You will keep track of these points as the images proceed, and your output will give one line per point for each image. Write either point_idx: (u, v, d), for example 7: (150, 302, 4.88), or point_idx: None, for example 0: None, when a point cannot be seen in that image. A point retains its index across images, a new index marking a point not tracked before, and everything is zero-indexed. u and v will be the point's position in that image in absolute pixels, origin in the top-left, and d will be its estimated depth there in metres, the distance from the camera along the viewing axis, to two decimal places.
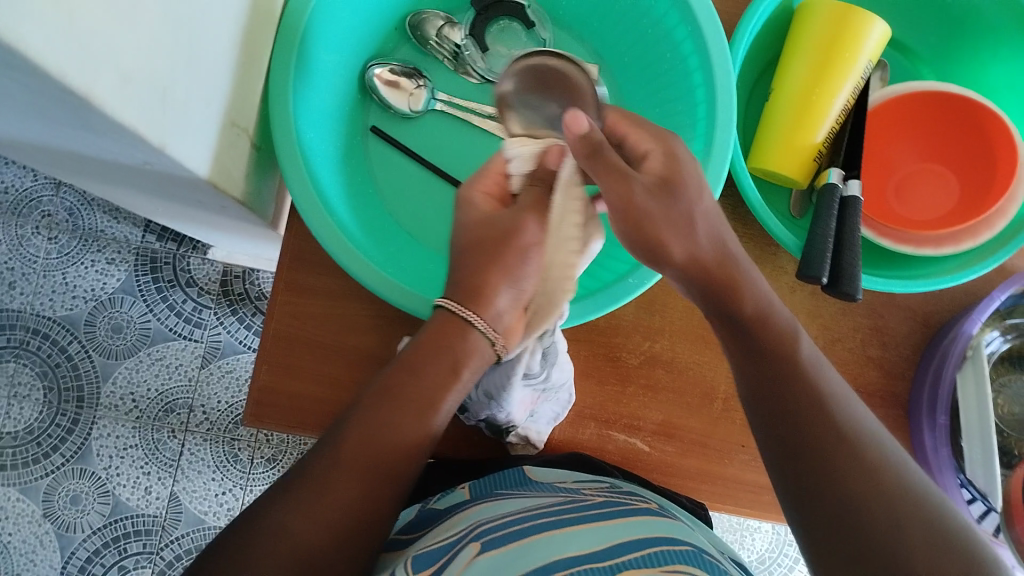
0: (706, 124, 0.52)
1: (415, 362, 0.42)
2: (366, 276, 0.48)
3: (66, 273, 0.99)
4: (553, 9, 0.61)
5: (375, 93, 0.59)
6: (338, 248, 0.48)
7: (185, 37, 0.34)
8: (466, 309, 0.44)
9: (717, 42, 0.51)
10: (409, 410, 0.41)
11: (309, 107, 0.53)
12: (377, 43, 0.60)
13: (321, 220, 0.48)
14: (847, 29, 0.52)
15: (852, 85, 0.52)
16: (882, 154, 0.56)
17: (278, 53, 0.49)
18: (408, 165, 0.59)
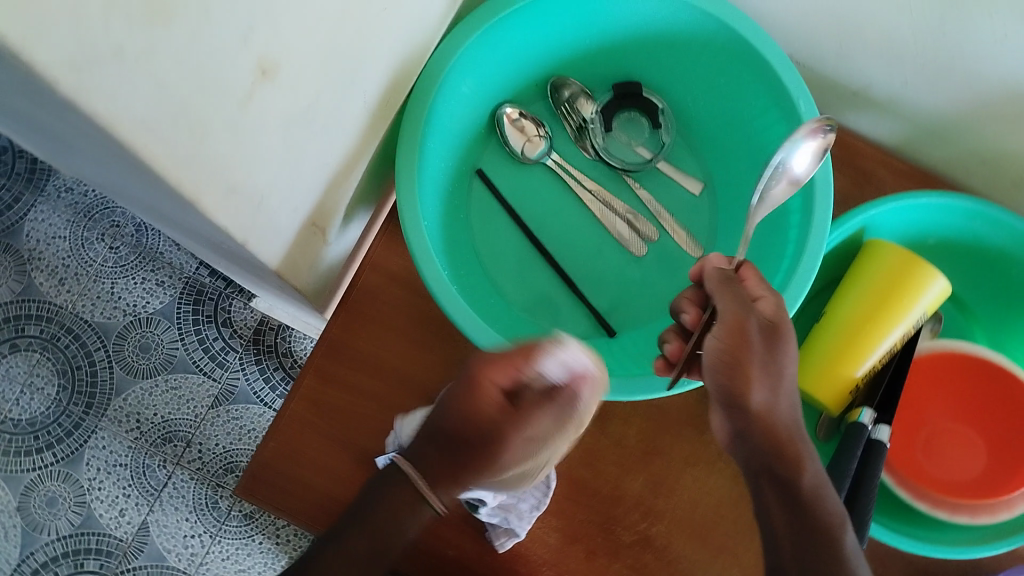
0: (789, 263, 0.50)
1: (375, 506, 0.46)
2: (437, 289, 0.47)
3: (115, 284, 1.03)
4: (683, 116, 0.60)
5: (499, 129, 0.59)
6: (433, 275, 0.47)
7: (301, 159, 0.37)
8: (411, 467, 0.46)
9: (824, 198, 0.49)
10: (370, 541, 0.46)
11: (437, 120, 0.52)
12: (515, 91, 0.60)
13: (416, 226, 0.47)
14: (907, 278, 0.53)
15: (901, 331, 0.53)
16: (929, 395, 0.55)
17: (420, 91, 0.49)
18: (513, 225, 0.58)
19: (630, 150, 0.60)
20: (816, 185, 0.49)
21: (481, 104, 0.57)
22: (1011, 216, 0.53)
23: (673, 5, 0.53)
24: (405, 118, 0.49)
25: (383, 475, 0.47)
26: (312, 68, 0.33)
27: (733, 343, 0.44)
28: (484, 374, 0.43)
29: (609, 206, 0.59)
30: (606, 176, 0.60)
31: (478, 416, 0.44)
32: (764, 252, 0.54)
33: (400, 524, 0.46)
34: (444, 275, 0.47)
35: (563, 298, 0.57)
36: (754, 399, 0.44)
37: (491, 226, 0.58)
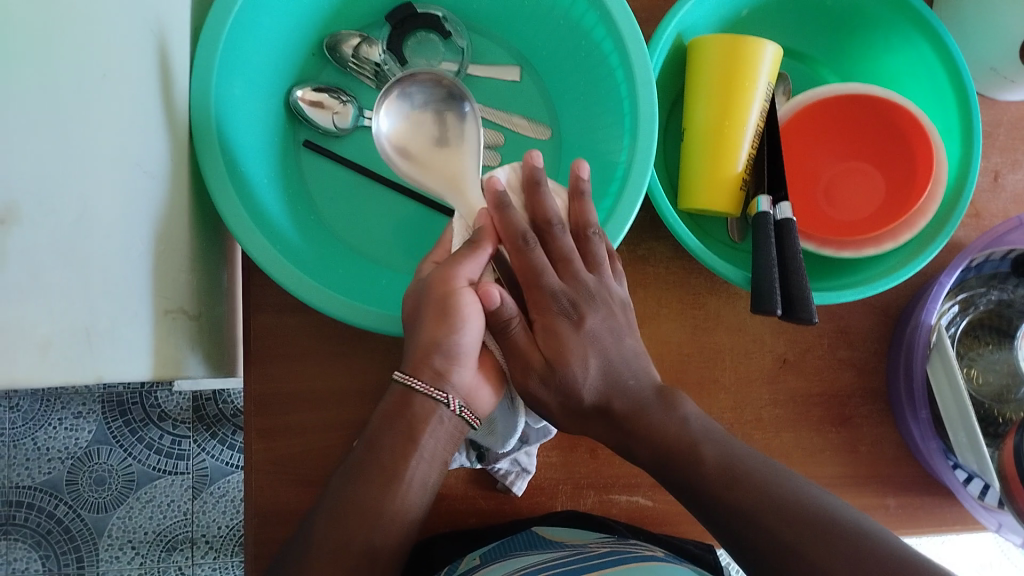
0: (630, 105, 0.49)
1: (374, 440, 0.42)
2: (325, 305, 0.45)
3: (35, 438, 0.97)
4: (468, 15, 0.57)
5: (302, 117, 0.54)
6: (308, 291, 0.45)
7: (98, 272, 0.34)
8: (419, 381, 0.43)
9: (630, 28, 0.48)
10: (377, 481, 0.41)
11: (235, 143, 0.48)
12: (297, 71, 0.55)
13: (272, 260, 0.44)
14: (740, 60, 0.52)
15: (758, 107, 0.53)
16: (849, 131, 0.56)
17: (201, 128, 0.45)
18: (364, 196, 0.55)
19: (434, 72, 0.56)
20: (618, 20, 0.48)
21: (271, 103, 0.53)
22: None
23: None
24: (201, 162, 0.45)
25: (393, 412, 0.42)
26: (38, 185, 0.31)
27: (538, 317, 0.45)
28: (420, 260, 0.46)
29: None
30: None
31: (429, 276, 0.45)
32: (603, 103, 0.53)
33: (408, 453, 0.41)
34: (326, 291, 0.45)
35: None
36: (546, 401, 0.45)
37: (345, 212, 0.55)
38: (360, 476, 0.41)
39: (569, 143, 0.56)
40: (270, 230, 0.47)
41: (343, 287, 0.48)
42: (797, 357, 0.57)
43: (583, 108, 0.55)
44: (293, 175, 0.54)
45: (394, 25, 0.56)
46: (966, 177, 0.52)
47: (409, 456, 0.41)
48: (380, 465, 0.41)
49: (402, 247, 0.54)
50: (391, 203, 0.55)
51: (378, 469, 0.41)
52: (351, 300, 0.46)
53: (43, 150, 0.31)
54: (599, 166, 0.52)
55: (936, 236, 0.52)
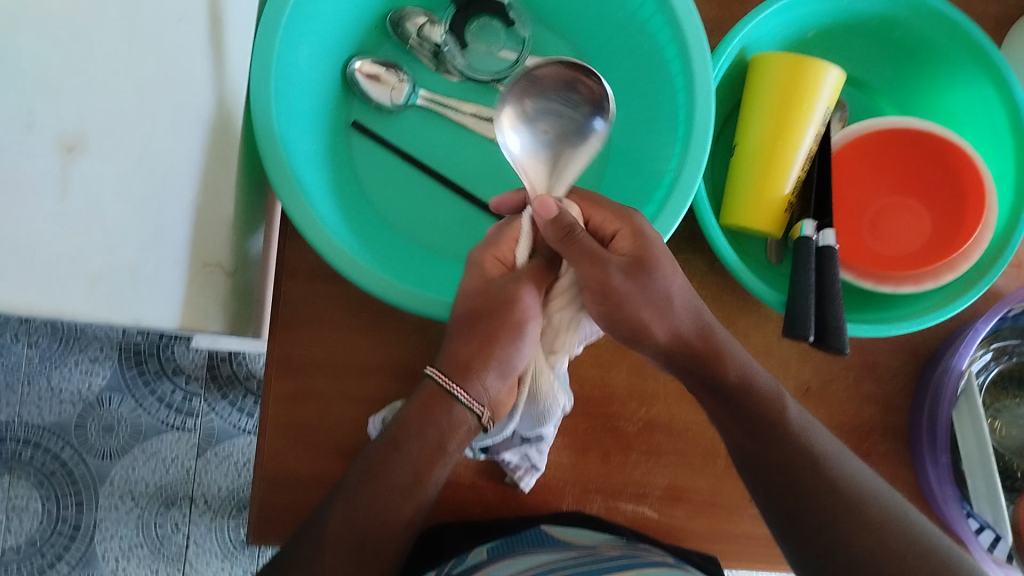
0: (685, 112, 0.49)
1: (400, 437, 0.43)
2: (359, 279, 0.45)
3: (50, 377, 0.98)
4: (532, 5, 0.57)
5: (356, 88, 0.54)
6: (344, 262, 0.45)
7: (149, 217, 0.34)
8: (450, 381, 0.45)
9: (696, 35, 0.48)
10: (396, 489, 0.43)
11: (289, 106, 0.48)
12: (357, 44, 0.55)
13: (314, 226, 0.44)
14: (801, 82, 0.52)
15: (813, 132, 0.53)
16: (912, 169, 0.55)
17: (259, 87, 0.45)
18: (406, 172, 0.54)
19: (493, 59, 0.56)
20: (686, 28, 0.48)
21: (328, 71, 0.53)
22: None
23: None
24: (255, 120, 0.45)
25: (422, 413, 0.44)
26: (103, 119, 0.31)
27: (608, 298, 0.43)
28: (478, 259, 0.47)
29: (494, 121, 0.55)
30: (477, 92, 0.56)
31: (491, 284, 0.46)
32: (659, 108, 0.52)
33: (430, 458, 0.44)
34: (362, 264, 0.45)
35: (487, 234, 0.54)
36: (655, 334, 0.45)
37: (387, 188, 0.54)
38: (382, 474, 0.43)
39: (618, 146, 0.56)
40: (313, 196, 0.47)
41: (378, 261, 0.48)
42: (822, 387, 0.57)
43: (637, 111, 0.54)
44: (341, 147, 0.54)
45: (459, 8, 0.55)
46: (1014, 229, 0.51)
47: (431, 462, 0.44)
48: (403, 468, 0.43)
49: (439, 228, 0.54)
50: (432, 183, 0.54)
51: (399, 471, 0.43)
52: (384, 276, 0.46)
53: (109, 89, 0.31)
54: (648, 170, 0.52)
55: (978, 282, 0.51)
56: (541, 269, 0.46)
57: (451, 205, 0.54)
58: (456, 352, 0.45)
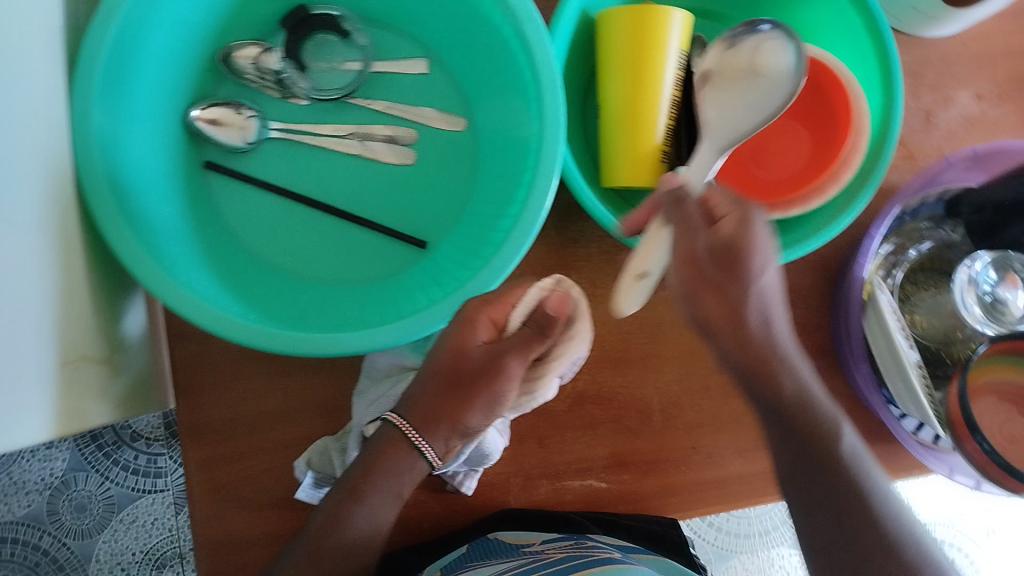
0: (535, 91, 0.48)
1: (360, 487, 0.46)
2: (235, 335, 0.44)
3: (11, 472, 0.97)
4: (364, 9, 0.55)
5: (205, 137, 0.53)
6: (215, 322, 0.44)
7: None
8: (412, 428, 0.47)
9: (526, 10, 0.47)
10: (352, 542, 0.46)
11: (126, 177, 0.46)
12: (192, 90, 0.53)
13: (172, 292, 0.44)
14: (649, 31, 0.50)
15: (673, 77, 0.52)
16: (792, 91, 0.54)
17: (87, 167, 0.44)
18: (280, 209, 0.53)
19: (338, 73, 0.55)
20: (516, 7, 0.47)
21: (167, 126, 0.51)
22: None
23: None
24: (89, 203, 0.44)
25: (388, 466, 0.46)
26: None
27: (728, 267, 0.41)
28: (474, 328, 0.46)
29: (353, 137, 0.54)
30: (329, 111, 0.55)
31: (468, 348, 0.47)
32: (510, 89, 0.51)
33: (389, 500, 0.47)
34: (236, 320, 0.44)
35: (372, 250, 0.53)
36: (715, 315, 0.42)
37: (260, 229, 0.53)
38: (347, 522, 0.45)
39: (484, 133, 0.55)
40: (170, 262, 0.46)
41: (257, 312, 0.47)
42: None
43: (493, 96, 0.53)
44: (202, 199, 0.52)
45: (290, 28, 0.54)
46: (887, 131, 0.50)
47: (388, 504, 0.47)
48: (365, 517, 0.46)
49: (323, 257, 0.53)
50: (309, 212, 0.53)
51: (359, 521, 0.46)
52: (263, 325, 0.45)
53: None
54: (516, 155, 0.51)
55: (862, 187, 0.49)
56: (537, 331, 0.46)
57: (333, 232, 0.54)
58: (426, 402, 0.47)
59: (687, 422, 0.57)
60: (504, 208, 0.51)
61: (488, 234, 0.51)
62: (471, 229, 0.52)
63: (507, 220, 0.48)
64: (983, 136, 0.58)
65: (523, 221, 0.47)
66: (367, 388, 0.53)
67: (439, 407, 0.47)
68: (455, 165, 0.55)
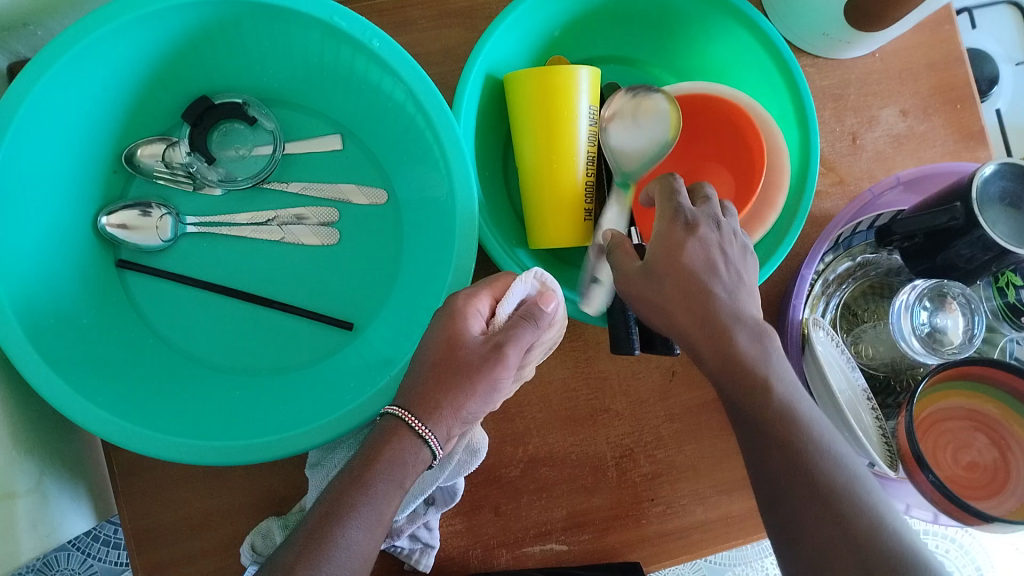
0: (445, 166, 0.48)
1: (365, 476, 0.39)
2: (161, 452, 0.43)
3: None
4: (270, 94, 0.55)
5: (119, 242, 0.52)
6: (134, 439, 0.43)
7: None
8: (417, 418, 0.41)
9: (426, 89, 0.47)
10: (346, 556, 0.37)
11: (31, 293, 0.46)
12: (100, 195, 0.52)
13: (87, 413, 0.43)
14: (557, 92, 0.49)
15: (588, 133, 0.51)
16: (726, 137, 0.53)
17: None
18: (206, 303, 0.53)
19: (250, 160, 0.55)
20: (420, 92, 0.47)
21: (77, 235, 0.51)
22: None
23: (173, 21, 0.47)
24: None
25: (394, 453, 0.40)
26: None
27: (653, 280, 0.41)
28: (469, 306, 0.44)
29: (273, 224, 0.54)
30: (245, 200, 0.55)
31: (463, 338, 0.43)
32: (421, 161, 0.51)
33: (394, 497, 0.40)
34: (157, 437, 0.43)
35: (302, 337, 0.53)
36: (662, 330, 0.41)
37: (186, 327, 0.52)
38: (349, 513, 0.38)
39: (405, 205, 0.54)
40: (83, 382, 0.45)
41: (187, 424, 0.46)
42: (684, 367, 0.57)
43: (409, 169, 0.53)
44: (122, 304, 0.52)
45: (192, 122, 0.54)
46: (808, 168, 0.50)
47: (393, 501, 0.40)
48: (368, 513, 0.38)
49: (254, 350, 0.52)
50: (236, 305, 0.53)
51: (359, 522, 0.38)
52: (192, 438, 0.44)
53: None
54: (436, 229, 0.50)
55: (790, 226, 0.49)
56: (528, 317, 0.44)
57: (261, 323, 0.53)
58: (424, 391, 0.42)
59: (642, 474, 0.56)
60: (428, 284, 0.50)
61: (417, 311, 0.50)
62: (403, 305, 0.51)
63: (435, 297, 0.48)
64: (912, 152, 0.58)
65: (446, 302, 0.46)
66: (321, 458, 0.51)
67: (441, 395, 0.42)
68: (379, 239, 0.54)
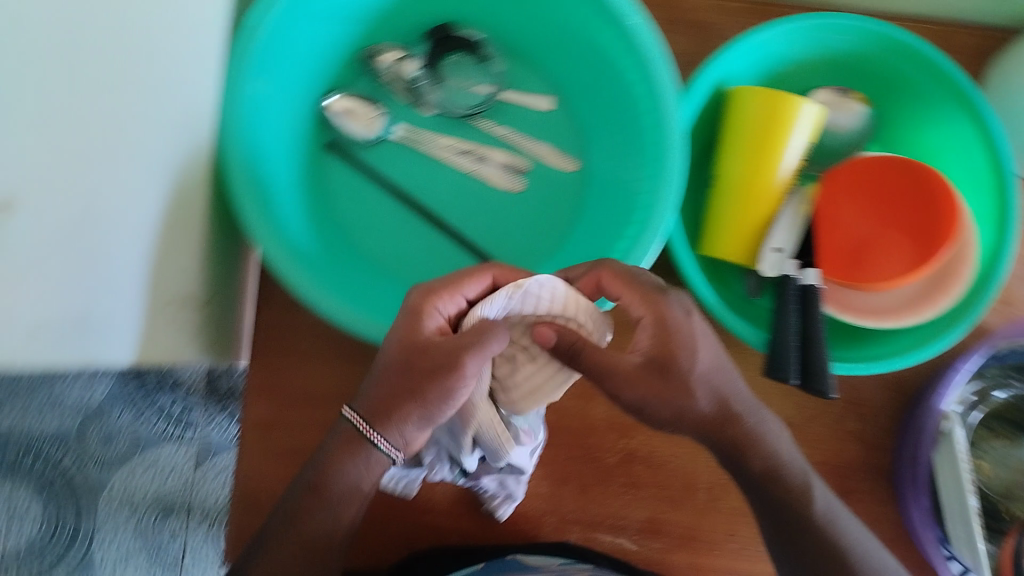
0: (658, 153, 0.49)
1: (319, 484, 0.43)
2: (328, 311, 0.45)
3: (53, 390, 0.97)
4: (508, 42, 0.58)
5: (332, 124, 0.56)
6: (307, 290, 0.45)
7: None
8: (367, 425, 0.43)
9: (664, 76, 0.49)
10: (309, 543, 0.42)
11: (262, 136, 0.49)
12: (334, 77, 0.57)
13: (278, 253, 0.45)
14: (776, 120, 0.50)
15: (791, 166, 0.52)
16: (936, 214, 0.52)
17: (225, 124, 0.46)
18: (387, 205, 0.55)
19: (468, 94, 0.58)
20: (652, 61, 0.49)
21: (301, 103, 0.54)
22: (845, 18, 0.52)
23: None
24: (223, 149, 0.46)
25: (348, 458, 0.43)
26: None
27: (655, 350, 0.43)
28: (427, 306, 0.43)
29: (472, 156, 0.57)
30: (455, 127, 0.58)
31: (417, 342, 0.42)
32: (631, 142, 0.52)
33: (354, 497, 0.43)
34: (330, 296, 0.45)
35: (458, 265, 0.55)
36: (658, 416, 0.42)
37: (366, 220, 0.55)
38: (306, 518, 0.42)
39: (596, 179, 0.56)
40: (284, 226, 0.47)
41: (353, 292, 0.48)
42: (803, 422, 0.56)
43: (614, 148, 0.55)
44: (318, 178, 0.55)
45: (433, 43, 0.57)
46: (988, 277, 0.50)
47: (353, 503, 0.43)
48: (325, 514, 0.43)
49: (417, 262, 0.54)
50: (413, 217, 0.55)
51: (319, 519, 0.43)
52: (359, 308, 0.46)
53: None
54: (622, 208, 0.52)
55: (951, 325, 0.49)
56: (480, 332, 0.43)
57: (429, 242, 0.55)
58: (375, 398, 0.43)
59: (729, 507, 0.56)
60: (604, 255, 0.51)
61: None
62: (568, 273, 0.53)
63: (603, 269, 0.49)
64: None
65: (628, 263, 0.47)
66: None
67: (395, 406, 0.42)
68: (562, 201, 0.57)
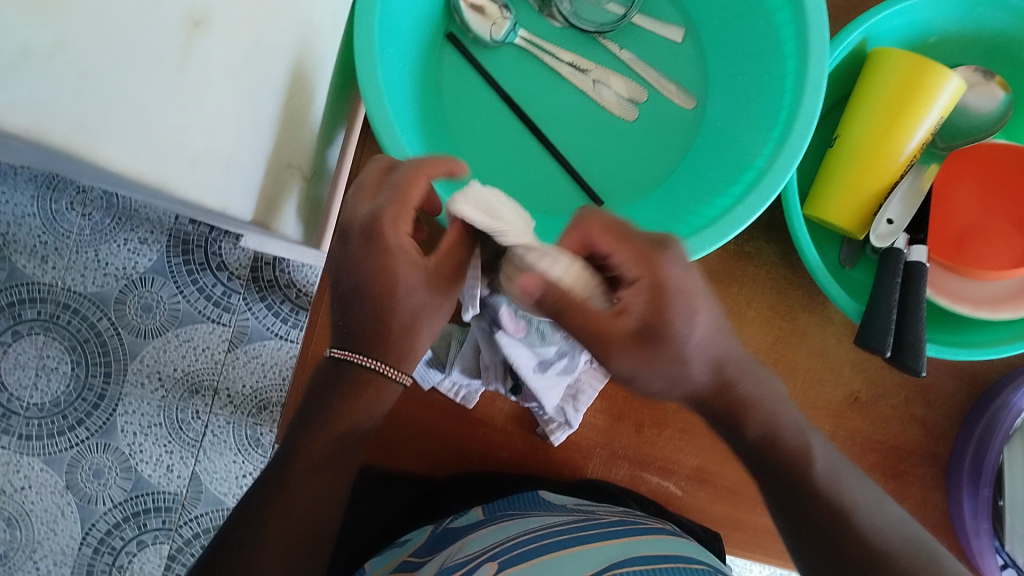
0: (792, 101, 0.46)
1: (334, 416, 0.43)
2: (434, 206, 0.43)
3: (98, 250, 0.93)
4: None
5: (457, 14, 0.54)
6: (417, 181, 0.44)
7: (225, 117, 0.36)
8: (368, 357, 0.43)
9: (818, 19, 0.45)
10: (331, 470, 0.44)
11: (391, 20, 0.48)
12: None
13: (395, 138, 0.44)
14: (918, 87, 0.49)
15: (920, 138, 0.50)
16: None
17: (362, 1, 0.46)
18: (499, 111, 0.55)
19: (600, 10, 0.56)
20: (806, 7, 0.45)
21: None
22: None
23: None
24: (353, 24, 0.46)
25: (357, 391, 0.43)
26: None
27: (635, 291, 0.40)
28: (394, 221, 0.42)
29: (589, 76, 0.55)
30: (578, 42, 0.56)
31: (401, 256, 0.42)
32: (760, 87, 0.51)
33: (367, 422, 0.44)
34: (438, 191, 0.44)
35: (553, 186, 0.54)
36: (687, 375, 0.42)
37: (472, 122, 0.54)
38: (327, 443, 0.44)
39: (710, 120, 0.55)
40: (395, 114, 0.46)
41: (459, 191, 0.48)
42: (868, 400, 0.55)
43: (740, 91, 0.52)
44: (431, 72, 0.54)
45: None
46: None
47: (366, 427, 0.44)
48: (352, 436, 0.44)
49: (516, 174, 0.54)
50: (519, 128, 0.54)
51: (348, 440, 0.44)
52: None
53: None
54: (737, 152, 0.51)
55: None
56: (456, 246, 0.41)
57: (533, 155, 0.54)
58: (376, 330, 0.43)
59: None
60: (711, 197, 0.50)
61: (688, 219, 0.50)
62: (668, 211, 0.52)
63: (713, 213, 0.48)
64: None
65: (740, 207, 0.45)
66: None
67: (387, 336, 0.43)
68: (671, 138, 0.55)
